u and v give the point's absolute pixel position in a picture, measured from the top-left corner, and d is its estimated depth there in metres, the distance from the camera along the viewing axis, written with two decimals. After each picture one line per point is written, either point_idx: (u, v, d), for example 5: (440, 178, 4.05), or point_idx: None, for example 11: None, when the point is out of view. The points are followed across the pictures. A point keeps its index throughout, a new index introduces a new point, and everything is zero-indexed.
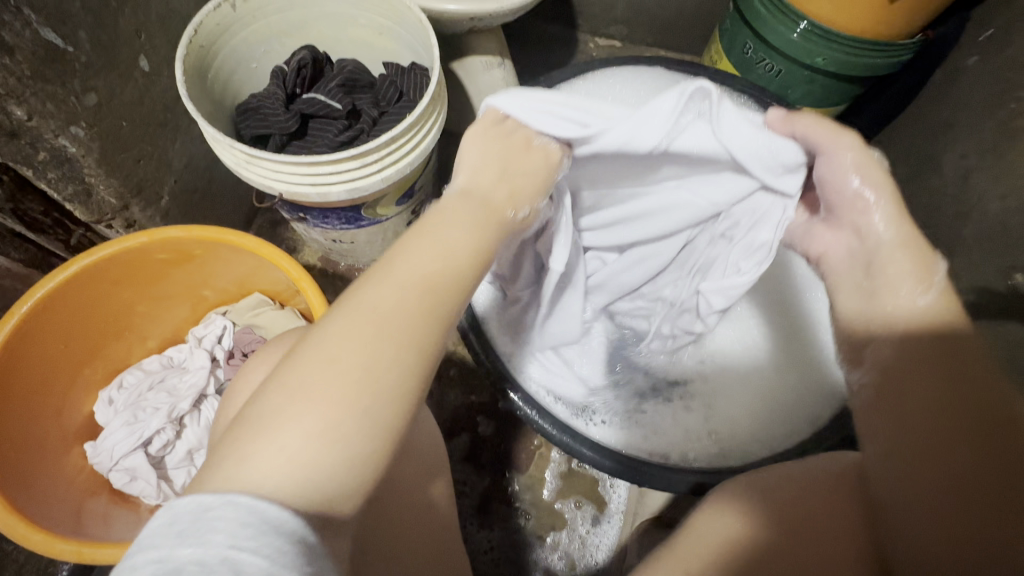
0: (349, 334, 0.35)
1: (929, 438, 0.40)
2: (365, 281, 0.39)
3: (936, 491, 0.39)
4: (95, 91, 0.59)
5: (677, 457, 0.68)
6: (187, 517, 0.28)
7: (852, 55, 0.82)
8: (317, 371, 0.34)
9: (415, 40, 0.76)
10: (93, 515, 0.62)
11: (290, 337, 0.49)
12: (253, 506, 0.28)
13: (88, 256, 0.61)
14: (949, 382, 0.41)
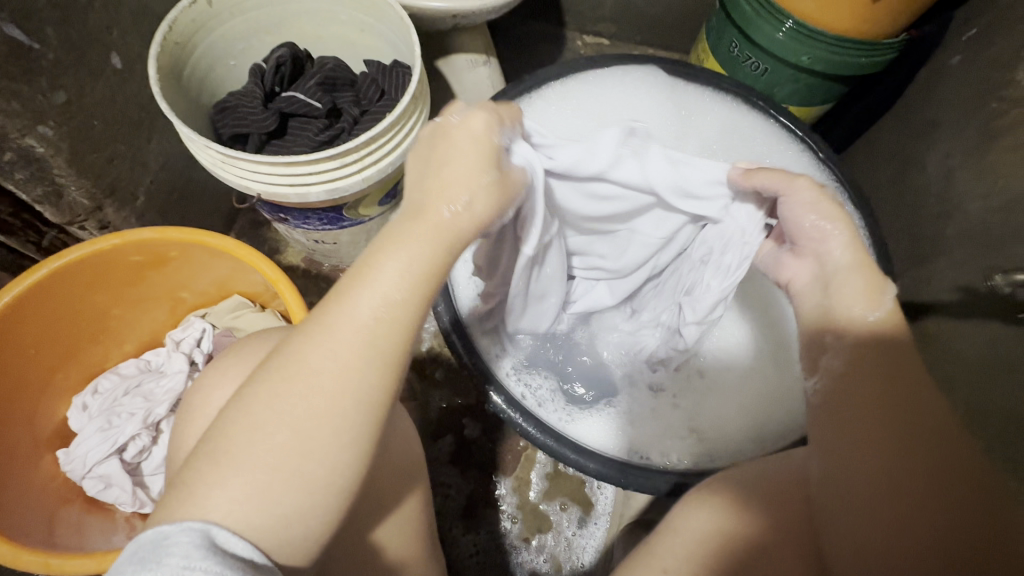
0: (323, 353, 0.36)
1: (888, 448, 0.41)
2: (336, 296, 0.38)
3: (890, 496, 0.40)
4: (64, 89, 0.57)
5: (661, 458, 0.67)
6: (146, 544, 0.31)
7: (838, 54, 0.82)
8: (293, 391, 0.36)
9: (397, 38, 0.75)
10: (66, 524, 0.60)
11: (261, 340, 0.48)
12: (206, 530, 0.32)
13: (59, 259, 0.59)
14: (903, 396, 0.42)
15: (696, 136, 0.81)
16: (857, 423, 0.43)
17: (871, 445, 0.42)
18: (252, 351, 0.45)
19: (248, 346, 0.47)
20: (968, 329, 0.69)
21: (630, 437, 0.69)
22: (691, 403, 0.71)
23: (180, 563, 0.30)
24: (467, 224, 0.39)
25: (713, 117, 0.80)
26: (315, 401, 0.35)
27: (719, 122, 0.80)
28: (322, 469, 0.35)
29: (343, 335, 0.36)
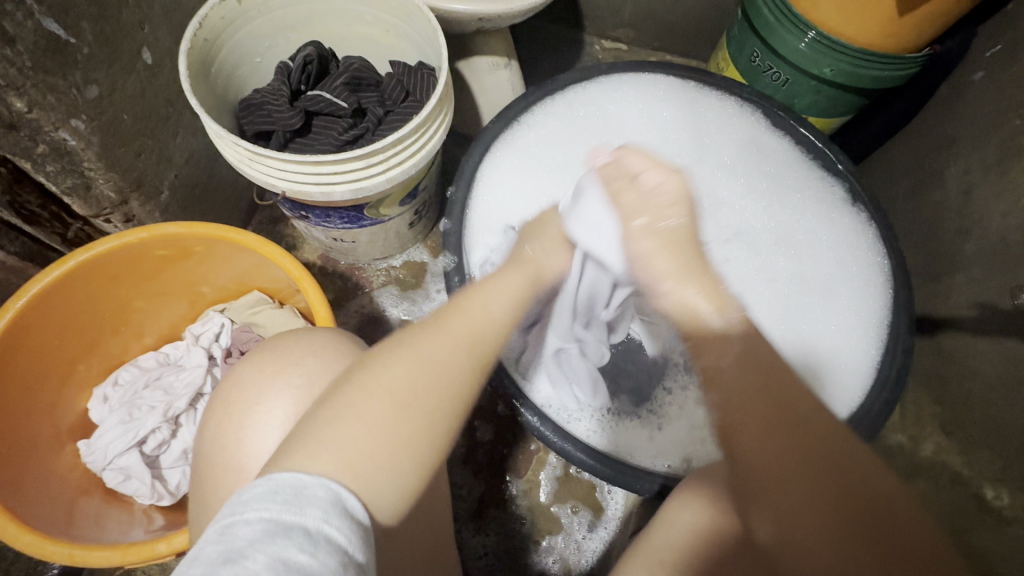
0: (403, 372, 0.40)
1: (797, 468, 0.39)
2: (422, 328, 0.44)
3: (819, 523, 0.38)
4: (96, 83, 0.57)
5: (683, 464, 0.67)
6: (290, 488, 0.31)
7: (860, 67, 0.82)
8: (381, 400, 0.38)
9: (422, 39, 0.75)
10: (85, 514, 0.61)
11: (290, 336, 0.48)
12: (339, 492, 0.33)
13: (85, 252, 0.60)
14: (777, 403, 0.41)
15: (716, 151, 0.81)
16: (750, 453, 0.41)
17: (771, 478, 0.40)
18: (284, 350, 0.46)
19: (277, 346, 0.47)
20: (984, 345, 0.69)
21: (643, 444, 0.68)
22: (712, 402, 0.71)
23: (322, 518, 0.30)
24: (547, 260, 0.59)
25: (739, 128, 0.80)
26: (388, 412, 0.38)
27: (747, 132, 0.80)
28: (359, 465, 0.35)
29: (431, 359, 0.42)
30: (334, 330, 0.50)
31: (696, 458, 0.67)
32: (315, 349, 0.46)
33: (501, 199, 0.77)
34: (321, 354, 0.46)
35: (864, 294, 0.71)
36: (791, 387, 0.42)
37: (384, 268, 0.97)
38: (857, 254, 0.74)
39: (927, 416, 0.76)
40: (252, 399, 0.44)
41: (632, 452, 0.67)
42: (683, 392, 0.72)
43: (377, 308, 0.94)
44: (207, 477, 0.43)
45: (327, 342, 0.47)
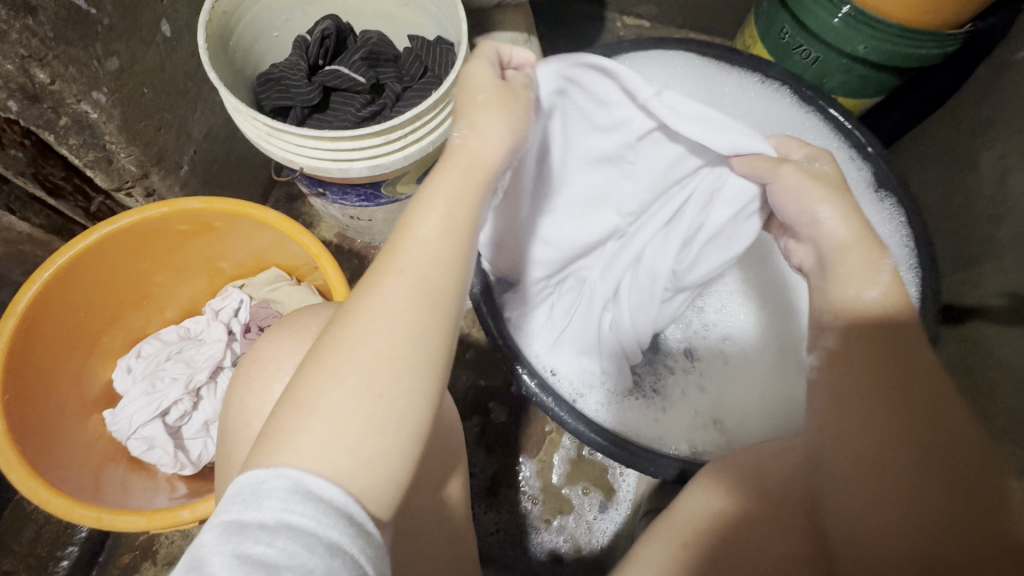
0: (371, 333, 0.36)
1: (907, 433, 0.41)
2: (376, 273, 0.38)
3: (896, 481, 0.41)
4: (117, 55, 0.57)
5: (687, 447, 0.67)
6: (248, 488, 0.32)
7: (895, 45, 0.79)
8: (354, 371, 0.35)
9: (442, 13, 0.74)
10: (112, 480, 0.62)
11: (306, 313, 0.48)
12: (300, 477, 0.32)
13: (107, 225, 0.60)
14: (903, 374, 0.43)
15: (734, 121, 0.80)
16: (845, 398, 0.44)
17: (861, 426, 0.43)
18: (301, 327, 0.46)
19: (293, 323, 0.47)
20: (1012, 336, 0.68)
21: (646, 424, 0.68)
22: (720, 389, 0.71)
23: (279, 507, 0.31)
24: (479, 146, 0.42)
25: (758, 102, 0.79)
26: (367, 382, 0.35)
27: (766, 109, 0.79)
28: (367, 441, 0.34)
29: (386, 318, 0.37)
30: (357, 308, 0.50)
31: (701, 445, 0.67)
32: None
33: None
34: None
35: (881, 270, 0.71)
36: (897, 338, 0.44)
37: None
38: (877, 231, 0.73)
39: None
40: (272, 376, 0.44)
41: (635, 431, 0.67)
42: (697, 378, 0.72)
43: None
44: (232, 446, 0.44)
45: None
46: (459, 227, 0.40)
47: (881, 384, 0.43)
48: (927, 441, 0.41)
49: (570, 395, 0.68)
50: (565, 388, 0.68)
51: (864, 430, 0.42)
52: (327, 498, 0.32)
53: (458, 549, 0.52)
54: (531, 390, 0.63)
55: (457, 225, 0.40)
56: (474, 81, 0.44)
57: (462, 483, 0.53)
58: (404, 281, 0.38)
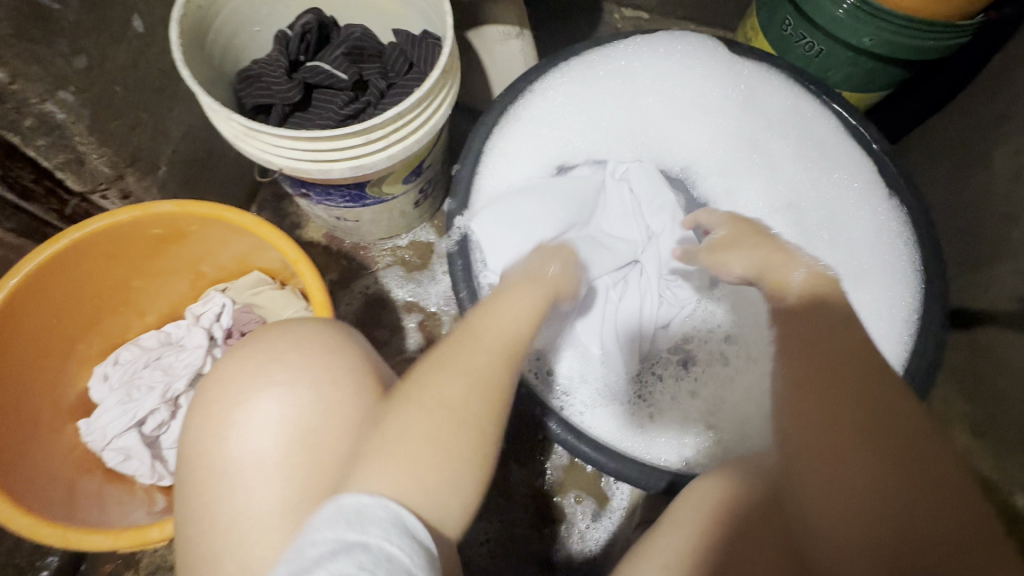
0: (429, 408, 0.40)
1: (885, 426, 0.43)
2: (443, 364, 0.43)
3: (874, 503, 0.41)
4: (85, 53, 0.55)
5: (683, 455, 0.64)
6: (351, 509, 0.34)
7: (903, 37, 0.76)
8: (422, 438, 0.38)
9: (427, 6, 0.71)
10: (87, 493, 0.60)
11: (274, 326, 0.46)
12: (395, 510, 0.35)
13: (77, 230, 0.58)
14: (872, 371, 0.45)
15: (759, 116, 0.77)
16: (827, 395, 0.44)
17: (843, 444, 0.42)
18: (265, 343, 0.44)
19: (258, 338, 0.45)
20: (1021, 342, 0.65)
21: (641, 433, 0.66)
22: (718, 396, 0.69)
23: (382, 535, 0.33)
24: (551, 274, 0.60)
25: (776, 94, 0.76)
26: (426, 446, 0.38)
27: (787, 103, 0.76)
28: (425, 490, 0.37)
29: (449, 389, 0.41)
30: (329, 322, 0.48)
31: (696, 454, 0.65)
32: (301, 343, 0.44)
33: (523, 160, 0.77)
34: (305, 349, 0.43)
35: (896, 285, 0.68)
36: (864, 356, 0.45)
37: (390, 248, 0.95)
38: (889, 240, 0.70)
39: (954, 416, 0.72)
40: (232, 397, 0.42)
41: (628, 440, 0.65)
42: (691, 383, 0.70)
43: (382, 290, 0.93)
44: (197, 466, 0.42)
45: (318, 335, 0.45)
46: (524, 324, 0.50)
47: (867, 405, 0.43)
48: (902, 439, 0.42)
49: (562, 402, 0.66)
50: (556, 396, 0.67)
51: (851, 450, 0.42)
52: (416, 534, 0.35)
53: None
54: (559, 438, 0.60)
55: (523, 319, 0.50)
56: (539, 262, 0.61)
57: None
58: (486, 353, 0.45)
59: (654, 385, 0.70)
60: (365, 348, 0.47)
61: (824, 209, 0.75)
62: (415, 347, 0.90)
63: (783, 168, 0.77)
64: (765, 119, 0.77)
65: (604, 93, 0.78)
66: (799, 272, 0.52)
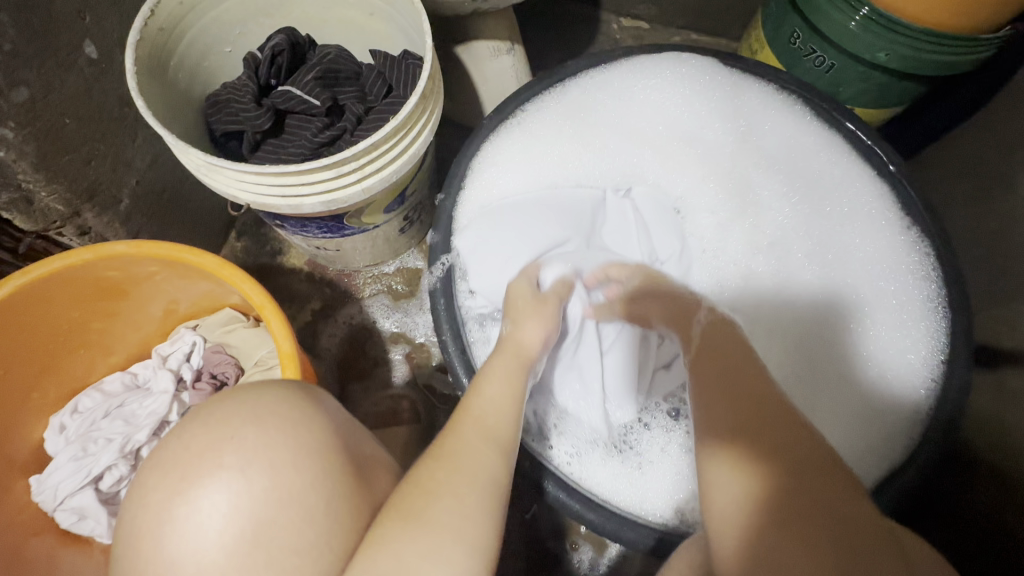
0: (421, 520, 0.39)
1: (772, 456, 0.42)
2: (435, 468, 0.43)
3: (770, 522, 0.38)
4: (25, 84, 0.50)
5: (675, 514, 0.59)
6: None
7: (919, 51, 0.70)
8: (446, 536, 0.39)
9: (407, 25, 0.66)
10: (36, 561, 0.56)
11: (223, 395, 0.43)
12: None
13: (22, 275, 0.54)
14: (760, 398, 0.46)
15: (755, 148, 0.73)
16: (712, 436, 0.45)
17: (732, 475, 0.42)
18: (209, 422, 0.41)
19: (201, 414, 0.42)
20: None
21: (633, 486, 0.60)
22: None
23: None
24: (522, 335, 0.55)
25: (776, 123, 0.72)
26: (438, 538, 0.39)
27: (790, 131, 0.72)
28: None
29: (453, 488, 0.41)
30: (279, 381, 0.45)
31: (690, 510, 0.58)
32: (259, 416, 0.41)
33: (513, 187, 0.71)
34: (262, 424, 0.40)
35: (917, 325, 0.64)
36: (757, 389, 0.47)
37: (376, 275, 0.90)
38: (910, 283, 0.65)
39: (982, 466, 0.65)
40: (174, 483, 0.39)
41: (614, 492, 0.59)
42: (681, 434, 0.63)
43: (367, 320, 0.88)
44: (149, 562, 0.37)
45: (273, 404, 0.42)
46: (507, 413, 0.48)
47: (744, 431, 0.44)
48: (791, 467, 0.41)
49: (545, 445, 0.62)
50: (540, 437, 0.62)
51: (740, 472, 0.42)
52: None
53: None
54: (558, 500, 0.56)
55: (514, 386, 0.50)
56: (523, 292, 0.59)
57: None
58: (485, 438, 0.45)
59: (644, 433, 0.64)
60: (332, 408, 0.45)
61: (826, 248, 0.70)
62: (401, 381, 0.85)
63: (777, 209, 0.73)
64: (770, 148, 0.73)
65: (597, 117, 0.73)
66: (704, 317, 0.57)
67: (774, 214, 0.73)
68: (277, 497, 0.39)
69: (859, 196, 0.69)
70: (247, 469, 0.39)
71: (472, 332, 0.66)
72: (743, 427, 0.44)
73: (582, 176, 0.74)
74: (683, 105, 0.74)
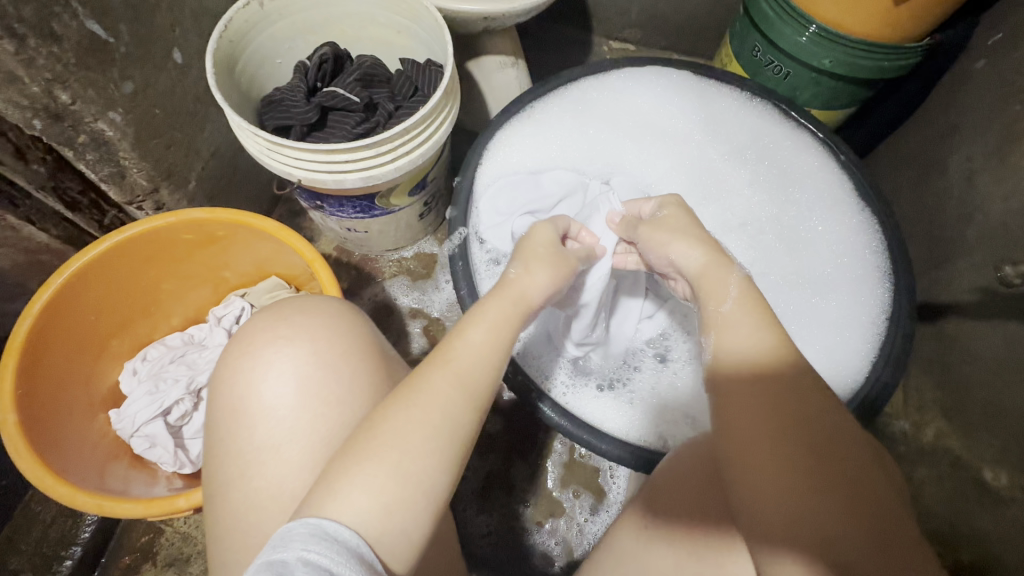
0: (372, 455, 0.39)
1: (813, 514, 0.35)
2: (392, 402, 0.42)
3: (798, 512, 0.35)
4: (131, 79, 0.63)
5: (658, 438, 0.69)
6: (277, 536, 0.34)
7: (859, 58, 0.83)
8: (382, 472, 0.38)
9: (430, 38, 0.80)
10: (116, 476, 0.65)
11: (276, 304, 0.51)
12: (323, 526, 0.35)
13: (119, 233, 0.65)
14: (802, 431, 0.38)
15: (727, 140, 0.86)
16: (744, 480, 0.39)
17: (757, 466, 0.38)
18: (271, 313, 0.49)
19: (264, 313, 0.50)
20: (986, 330, 0.69)
21: (626, 417, 0.70)
22: (692, 388, 0.72)
23: (300, 546, 0.33)
24: (528, 282, 0.52)
25: (745, 121, 0.85)
26: (383, 478, 0.38)
27: (756, 127, 0.85)
28: (401, 515, 0.38)
29: (407, 418, 0.41)
30: (322, 295, 0.53)
31: (671, 437, 0.68)
32: (305, 309, 0.50)
33: (514, 168, 0.83)
34: (310, 312, 0.49)
35: (864, 288, 0.75)
36: (787, 373, 0.41)
37: (396, 259, 1.02)
38: (859, 250, 0.77)
39: (928, 402, 0.77)
40: (245, 353, 0.47)
41: (606, 423, 0.69)
42: (661, 373, 0.74)
43: (389, 297, 0.99)
44: (228, 408, 0.46)
45: (319, 305, 0.51)
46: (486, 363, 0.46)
47: (776, 424, 0.39)
48: (831, 523, 0.34)
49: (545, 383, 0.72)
50: (541, 376, 0.72)
51: (770, 461, 0.38)
52: (342, 541, 0.35)
53: (445, 548, 0.52)
54: (549, 419, 0.65)
55: (499, 329, 0.48)
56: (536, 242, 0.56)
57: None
58: (449, 377, 0.43)
59: (629, 372, 0.74)
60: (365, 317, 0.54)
61: (790, 227, 0.82)
62: (419, 350, 0.95)
63: (743, 194, 0.85)
64: (739, 142, 0.86)
65: (592, 112, 0.87)
66: (734, 280, 0.48)
67: (740, 199, 0.85)
68: (317, 359, 0.46)
69: (814, 177, 0.81)
70: (297, 337, 0.47)
71: (484, 273, 0.77)
72: (779, 471, 0.37)
73: (576, 160, 0.87)
74: (660, 107, 0.88)
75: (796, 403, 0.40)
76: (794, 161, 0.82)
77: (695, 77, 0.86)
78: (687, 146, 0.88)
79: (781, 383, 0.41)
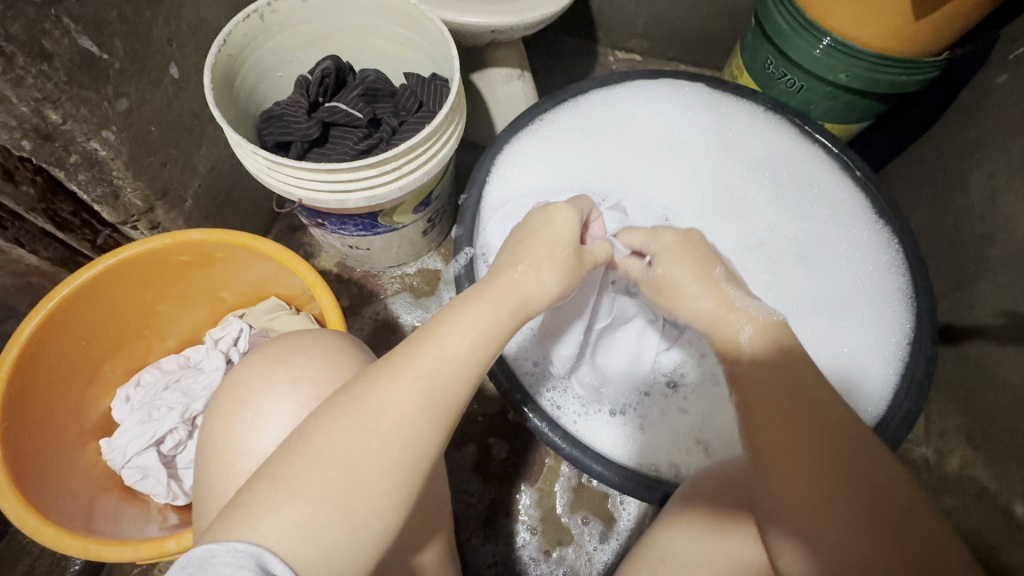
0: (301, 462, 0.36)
1: (839, 522, 0.36)
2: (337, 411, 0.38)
3: (845, 530, 0.36)
4: (126, 97, 0.60)
5: (670, 466, 0.66)
6: (195, 561, 0.31)
7: (875, 73, 0.81)
8: (303, 482, 0.36)
9: (435, 51, 0.77)
10: (105, 510, 0.62)
11: (274, 342, 0.50)
12: (250, 552, 0.33)
13: (113, 256, 0.62)
14: (839, 445, 0.39)
15: (740, 157, 0.83)
16: (779, 499, 0.39)
17: (803, 484, 0.38)
18: (272, 353, 0.48)
19: (264, 352, 0.49)
20: (1012, 355, 0.67)
21: (640, 444, 0.68)
22: (708, 414, 0.69)
23: None
24: (533, 285, 0.46)
25: (761, 138, 0.83)
26: (306, 489, 0.36)
27: (771, 141, 0.83)
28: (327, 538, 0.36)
29: (357, 434, 0.38)
30: (324, 331, 0.52)
31: (682, 465, 0.66)
32: (303, 347, 0.49)
33: (523, 190, 0.80)
34: (309, 352, 0.48)
35: (884, 313, 0.72)
36: (825, 399, 0.41)
37: (398, 275, 0.99)
38: (879, 273, 0.74)
39: (952, 428, 0.75)
40: (243, 398, 0.46)
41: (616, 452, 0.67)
42: (677, 404, 0.71)
43: (391, 316, 0.96)
44: (226, 457, 0.45)
45: (317, 341, 0.50)
46: (457, 388, 0.41)
47: (816, 446, 0.39)
48: (876, 538, 0.35)
49: (552, 408, 0.69)
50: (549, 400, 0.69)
51: (813, 481, 0.38)
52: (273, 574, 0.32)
53: None
54: (551, 442, 0.63)
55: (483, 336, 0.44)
56: (551, 232, 0.49)
57: (446, 521, 0.52)
58: (415, 387, 0.40)
59: (644, 402, 0.71)
60: (365, 353, 0.53)
61: (806, 246, 0.79)
62: None
63: (760, 214, 0.82)
64: (753, 157, 0.83)
65: (604, 130, 0.85)
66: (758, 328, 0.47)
67: (758, 219, 0.82)
68: (317, 401, 0.45)
69: (830, 193, 0.79)
70: (298, 381, 0.46)
71: None
72: (823, 488, 0.38)
73: (585, 179, 0.84)
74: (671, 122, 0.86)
75: (831, 428, 0.40)
76: (810, 178, 0.80)
77: (705, 91, 0.84)
78: (700, 157, 0.85)
79: (816, 406, 0.41)
